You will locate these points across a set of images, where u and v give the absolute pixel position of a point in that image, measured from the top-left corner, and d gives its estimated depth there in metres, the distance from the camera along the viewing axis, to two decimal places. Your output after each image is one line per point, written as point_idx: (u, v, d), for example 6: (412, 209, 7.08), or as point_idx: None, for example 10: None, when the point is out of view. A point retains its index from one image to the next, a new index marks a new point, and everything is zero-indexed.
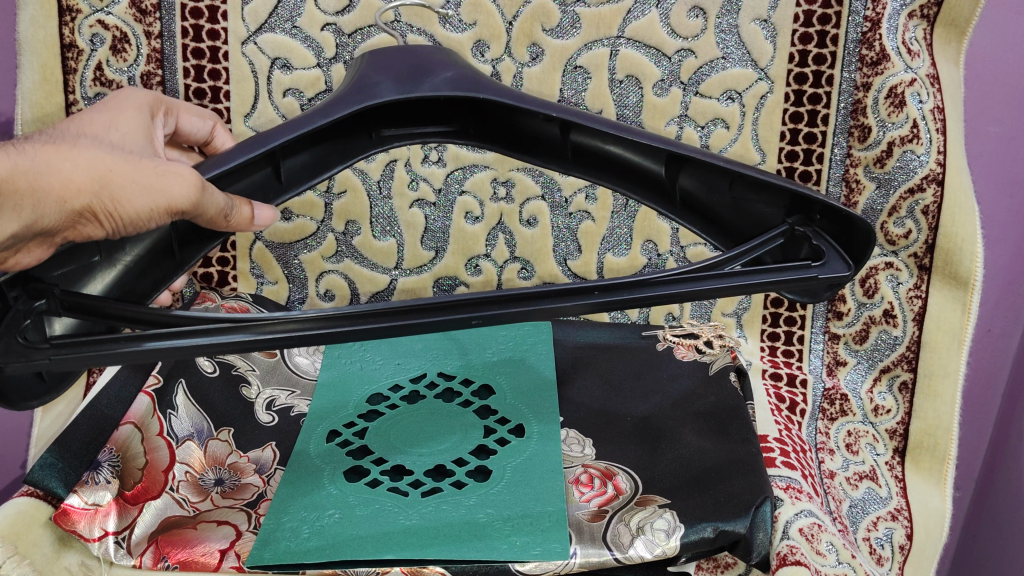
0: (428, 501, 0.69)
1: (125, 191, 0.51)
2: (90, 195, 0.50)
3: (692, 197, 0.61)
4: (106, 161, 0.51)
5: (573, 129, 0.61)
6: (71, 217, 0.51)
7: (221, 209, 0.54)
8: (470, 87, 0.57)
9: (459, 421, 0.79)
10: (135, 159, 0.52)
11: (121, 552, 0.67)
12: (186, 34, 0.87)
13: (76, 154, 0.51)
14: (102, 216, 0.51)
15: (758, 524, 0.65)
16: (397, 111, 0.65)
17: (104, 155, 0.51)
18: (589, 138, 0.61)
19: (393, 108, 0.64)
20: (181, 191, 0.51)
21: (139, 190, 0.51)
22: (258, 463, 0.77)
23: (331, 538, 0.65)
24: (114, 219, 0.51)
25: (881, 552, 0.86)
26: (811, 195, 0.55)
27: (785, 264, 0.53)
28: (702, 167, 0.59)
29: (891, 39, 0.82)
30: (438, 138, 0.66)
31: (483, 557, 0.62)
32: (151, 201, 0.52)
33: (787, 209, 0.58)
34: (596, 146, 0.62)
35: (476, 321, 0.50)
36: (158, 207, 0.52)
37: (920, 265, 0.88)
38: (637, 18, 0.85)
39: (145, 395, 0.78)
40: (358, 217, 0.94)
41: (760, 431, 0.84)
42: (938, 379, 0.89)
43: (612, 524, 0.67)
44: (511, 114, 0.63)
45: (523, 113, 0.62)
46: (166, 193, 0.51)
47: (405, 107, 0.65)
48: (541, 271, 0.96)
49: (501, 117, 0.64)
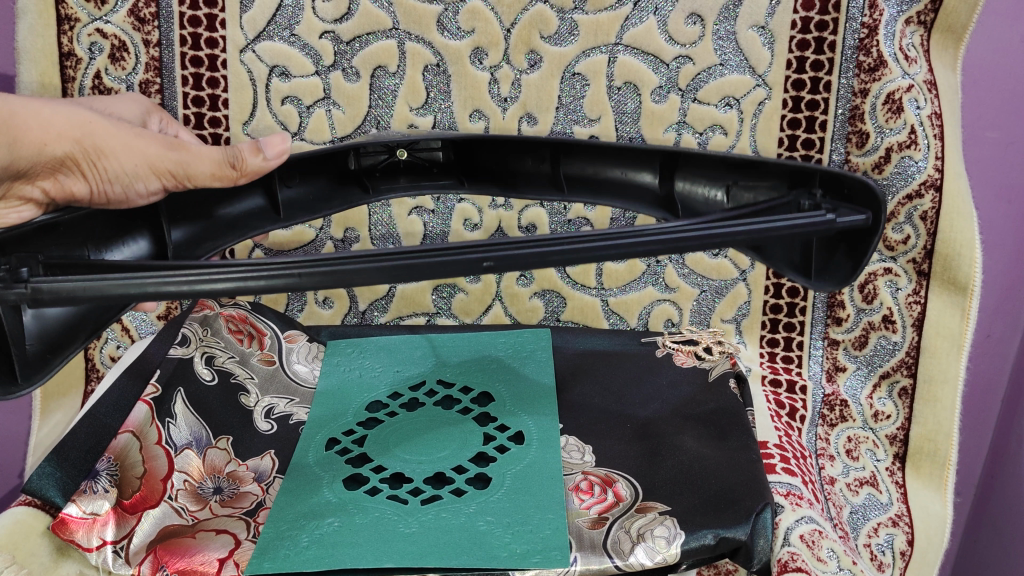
0: (428, 508, 0.69)
1: (106, 144, 0.64)
2: (72, 144, 0.63)
3: (683, 197, 0.76)
4: (86, 116, 0.64)
5: (565, 161, 0.80)
6: (56, 165, 0.64)
7: (216, 160, 0.66)
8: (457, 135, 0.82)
9: (459, 429, 0.79)
10: (119, 123, 0.65)
11: (118, 561, 0.67)
12: (184, 43, 0.87)
13: (61, 113, 0.64)
14: (85, 165, 0.64)
15: (758, 531, 0.65)
16: (392, 173, 0.82)
17: (84, 113, 0.64)
18: (579, 166, 0.80)
19: (389, 171, 0.82)
20: (162, 152, 0.65)
21: (119, 148, 0.64)
22: (257, 471, 0.77)
23: (330, 547, 0.65)
24: (95, 168, 0.64)
25: (883, 559, 0.86)
26: (812, 167, 0.66)
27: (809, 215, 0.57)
28: (690, 169, 0.75)
29: (888, 46, 0.83)
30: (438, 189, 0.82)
31: (483, 565, 0.62)
32: (134, 160, 0.64)
33: (791, 188, 0.68)
34: (581, 170, 0.80)
35: (487, 264, 0.51)
36: (142, 164, 0.65)
37: (919, 271, 0.88)
38: (634, 25, 0.86)
39: (141, 403, 0.77)
40: (356, 224, 0.93)
41: (760, 438, 0.84)
42: (937, 385, 0.89)
43: (612, 531, 0.67)
44: (505, 160, 0.82)
45: (518, 156, 0.81)
46: (144, 154, 0.64)
47: (399, 172, 0.82)
48: (539, 278, 0.96)
49: (493, 168, 0.82)
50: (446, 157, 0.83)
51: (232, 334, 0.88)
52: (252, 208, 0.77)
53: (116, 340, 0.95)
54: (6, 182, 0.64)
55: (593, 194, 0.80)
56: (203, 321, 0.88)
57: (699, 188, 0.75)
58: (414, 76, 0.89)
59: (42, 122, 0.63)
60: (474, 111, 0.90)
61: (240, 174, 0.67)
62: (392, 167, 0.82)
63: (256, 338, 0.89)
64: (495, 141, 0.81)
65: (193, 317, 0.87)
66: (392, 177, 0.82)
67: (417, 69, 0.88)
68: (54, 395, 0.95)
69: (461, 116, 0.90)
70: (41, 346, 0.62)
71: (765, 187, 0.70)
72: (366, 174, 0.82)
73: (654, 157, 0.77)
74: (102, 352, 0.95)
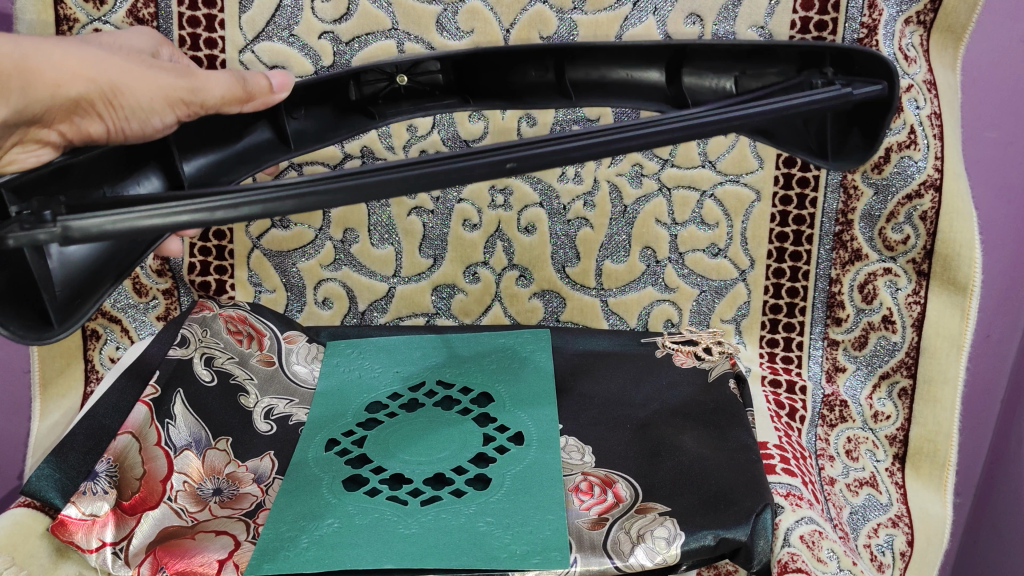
0: (427, 509, 0.69)
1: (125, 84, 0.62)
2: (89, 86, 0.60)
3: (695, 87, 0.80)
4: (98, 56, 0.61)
5: (569, 68, 0.82)
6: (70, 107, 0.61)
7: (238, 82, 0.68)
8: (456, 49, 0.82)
9: (459, 428, 0.79)
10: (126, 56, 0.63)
11: (118, 562, 0.67)
12: (183, 43, 0.87)
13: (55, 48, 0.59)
14: (100, 106, 0.62)
15: (758, 532, 0.65)
16: (394, 99, 0.83)
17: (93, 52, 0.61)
18: (586, 71, 0.82)
19: (390, 95, 0.83)
20: (177, 81, 0.64)
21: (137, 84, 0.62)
22: (256, 472, 0.77)
23: (329, 547, 0.65)
24: (111, 107, 0.62)
25: (883, 559, 0.86)
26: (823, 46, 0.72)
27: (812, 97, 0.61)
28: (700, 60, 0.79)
29: (888, 46, 0.82)
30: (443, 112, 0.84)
31: (480, 565, 0.62)
32: (152, 93, 0.63)
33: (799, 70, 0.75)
34: (590, 74, 0.82)
35: (511, 165, 0.52)
36: (158, 97, 0.64)
37: (918, 271, 0.88)
38: (633, 25, 0.86)
39: (140, 404, 0.77)
40: (356, 224, 0.93)
41: (760, 438, 0.84)
42: (937, 385, 0.89)
43: (612, 532, 0.67)
44: (506, 73, 0.83)
45: (519, 71, 0.83)
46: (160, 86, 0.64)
47: (401, 96, 0.83)
48: (539, 278, 0.96)
49: (495, 80, 0.84)
50: (444, 78, 0.84)
51: (231, 334, 0.88)
52: (260, 141, 0.80)
53: (116, 341, 0.95)
54: (21, 127, 0.61)
55: (603, 97, 0.83)
56: (202, 323, 0.88)
57: (708, 81, 0.80)
58: None
59: (55, 61, 0.59)
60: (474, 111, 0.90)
61: (249, 98, 0.69)
62: (393, 92, 0.83)
63: (255, 339, 0.89)
64: (492, 56, 0.82)
65: (192, 319, 0.87)
66: (395, 102, 0.84)
67: None
68: (52, 395, 0.94)
69: (460, 116, 0.90)
70: (67, 291, 0.60)
71: (773, 73, 0.77)
72: (369, 102, 0.83)
73: (662, 55, 0.80)
74: (101, 353, 0.95)
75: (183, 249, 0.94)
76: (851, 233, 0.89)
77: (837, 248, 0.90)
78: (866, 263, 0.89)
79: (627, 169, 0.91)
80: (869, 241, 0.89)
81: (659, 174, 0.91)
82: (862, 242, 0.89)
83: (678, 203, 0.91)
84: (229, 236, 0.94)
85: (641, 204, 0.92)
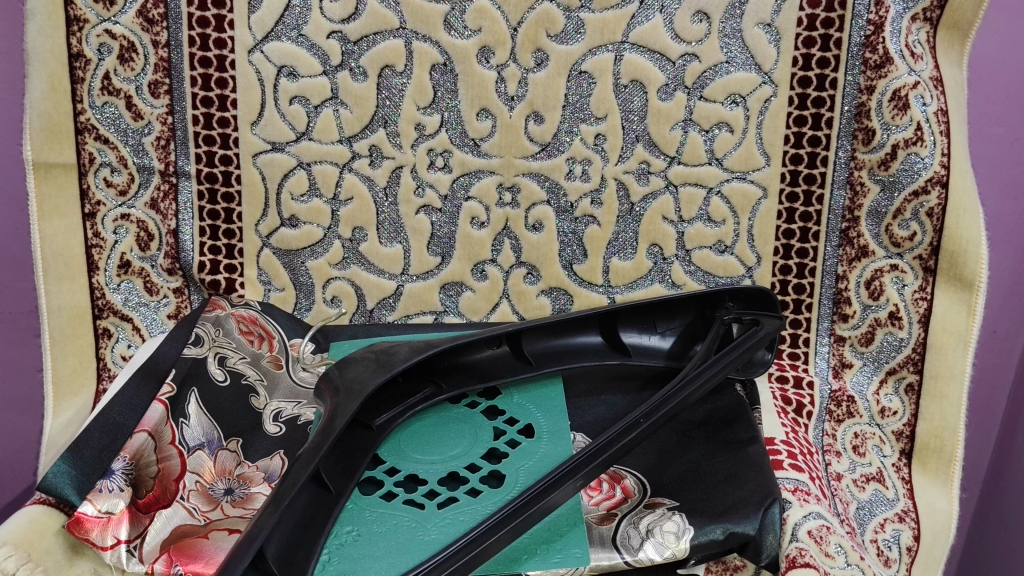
0: (445, 513, 0.67)
1: None
2: None
3: None
4: None
5: None
6: None
7: None
8: (454, 150, 0.92)
9: (468, 424, 0.78)
10: None
11: (133, 560, 0.68)
12: (192, 44, 0.88)
13: None
14: None
15: (767, 526, 0.66)
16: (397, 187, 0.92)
17: None
18: None
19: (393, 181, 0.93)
20: None
21: None
22: (266, 471, 0.79)
23: (353, 559, 0.62)
24: None
25: (890, 554, 0.84)
26: None
27: (731, 350, 0.77)
28: None
29: (894, 42, 0.83)
30: (444, 159, 0.92)
31: (504, 569, 0.63)
32: None
33: None
34: None
35: None
36: None
37: (925, 268, 0.88)
38: (640, 23, 0.86)
39: (157, 403, 0.79)
40: (364, 223, 0.94)
41: (767, 434, 0.84)
42: (944, 381, 0.88)
43: (621, 527, 0.69)
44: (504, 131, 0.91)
45: None
46: None
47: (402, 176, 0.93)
48: (547, 276, 0.96)
49: (491, 171, 0.92)
50: (445, 180, 0.93)
51: (243, 334, 0.90)
52: None
53: (127, 339, 0.95)
54: None
55: None
56: (216, 322, 0.89)
57: None
58: (421, 76, 0.89)
59: None
60: (482, 110, 0.90)
61: None
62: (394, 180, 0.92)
63: (265, 340, 0.90)
64: (489, 102, 0.89)
65: (206, 318, 0.89)
66: (400, 194, 0.93)
67: (424, 68, 0.89)
68: (65, 394, 0.93)
69: (468, 114, 0.90)
70: None
71: None
72: None
73: None
74: (113, 351, 0.94)
75: (194, 248, 0.95)
76: (857, 229, 0.90)
77: (843, 245, 0.91)
78: (873, 259, 0.90)
79: (633, 167, 0.91)
80: (876, 238, 0.89)
81: (666, 171, 0.91)
82: (868, 238, 0.89)
83: (685, 200, 0.92)
84: (240, 235, 0.95)
85: (648, 201, 0.92)
